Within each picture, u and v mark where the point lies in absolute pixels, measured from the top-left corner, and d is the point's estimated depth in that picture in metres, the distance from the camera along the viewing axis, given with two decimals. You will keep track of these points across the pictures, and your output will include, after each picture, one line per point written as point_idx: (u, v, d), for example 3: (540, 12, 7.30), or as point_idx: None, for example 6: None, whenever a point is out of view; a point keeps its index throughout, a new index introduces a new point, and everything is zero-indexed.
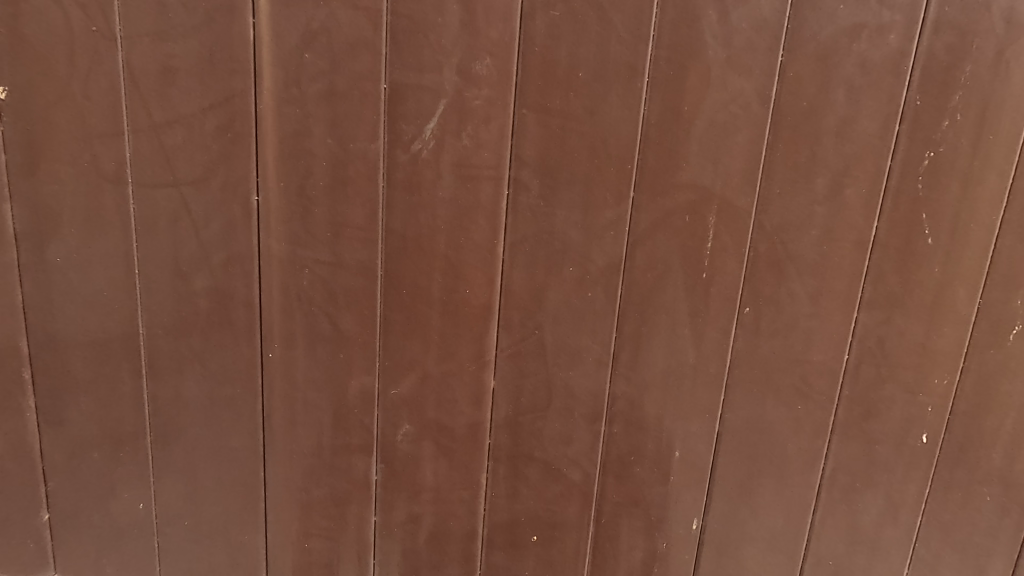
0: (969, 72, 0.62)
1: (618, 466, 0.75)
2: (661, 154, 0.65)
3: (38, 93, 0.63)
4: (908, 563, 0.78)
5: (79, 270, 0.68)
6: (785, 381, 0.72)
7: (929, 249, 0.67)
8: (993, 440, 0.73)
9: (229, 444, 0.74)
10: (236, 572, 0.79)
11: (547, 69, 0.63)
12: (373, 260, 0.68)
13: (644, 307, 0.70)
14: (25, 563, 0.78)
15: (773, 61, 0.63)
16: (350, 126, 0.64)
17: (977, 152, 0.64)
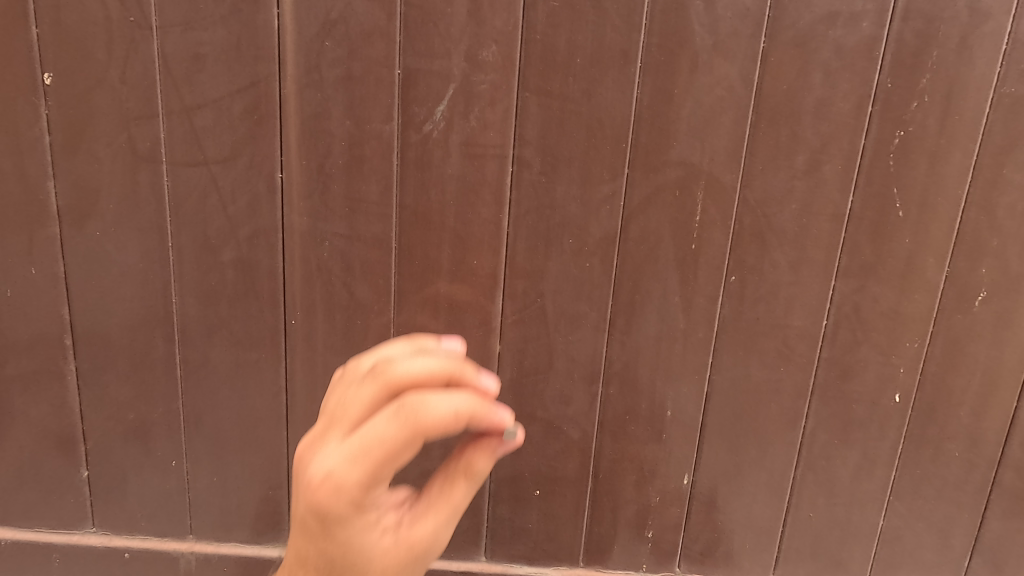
0: (936, 56, 0.68)
1: (614, 425, 0.81)
2: (653, 133, 0.71)
3: (78, 79, 0.69)
4: (883, 514, 0.84)
5: (115, 243, 0.74)
6: (769, 345, 0.78)
7: (901, 220, 0.73)
8: (961, 399, 0.79)
9: (254, 405, 0.80)
10: (260, 525, 0.85)
11: (548, 55, 0.68)
12: (387, 233, 0.74)
13: (638, 276, 0.75)
14: (65, 516, 0.84)
15: (756, 47, 0.68)
16: (366, 108, 0.70)
17: (944, 130, 0.70)
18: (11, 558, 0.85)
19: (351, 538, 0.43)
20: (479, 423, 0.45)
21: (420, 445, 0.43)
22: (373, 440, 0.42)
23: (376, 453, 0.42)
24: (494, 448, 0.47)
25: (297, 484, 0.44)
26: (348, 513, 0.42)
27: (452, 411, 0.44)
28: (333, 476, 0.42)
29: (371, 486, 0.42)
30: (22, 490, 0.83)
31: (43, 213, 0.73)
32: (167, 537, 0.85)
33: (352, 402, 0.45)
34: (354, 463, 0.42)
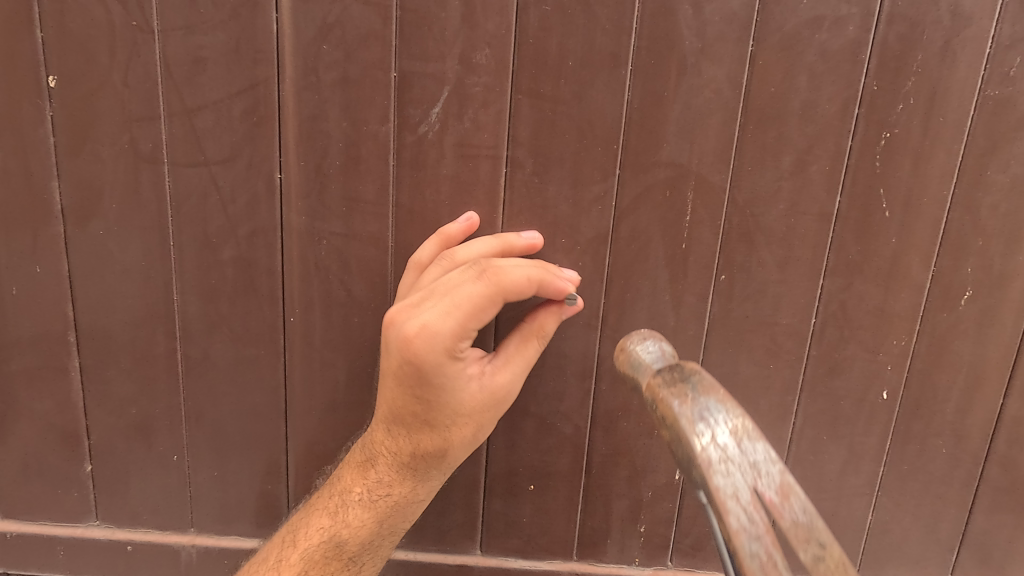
0: (920, 59, 0.69)
1: (606, 420, 0.83)
2: (643, 135, 0.72)
3: (82, 81, 0.71)
4: (871, 509, 0.86)
5: (118, 241, 0.76)
6: (757, 342, 0.79)
7: (886, 220, 0.74)
8: (946, 395, 0.81)
9: (253, 400, 0.82)
10: (259, 518, 0.87)
11: (540, 58, 0.70)
12: (383, 232, 0.75)
13: (629, 274, 0.77)
14: (69, 509, 0.86)
15: (743, 50, 0.70)
16: (362, 110, 0.72)
17: (928, 132, 0.71)
18: (16, 550, 0.87)
19: (445, 372, 0.62)
20: (548, 286, 0.67)
21: (501, 301, 0.63)
22: (466, 299, 0.61)
23: (467, 308, 0.61)
24: (558, 311, 0.70)
25: (398, 333, 0.61)
26: (443, 350, 0.61)
27: (526, 277, 0.65)
28: (431, 326, 0.60)
29: (459, 332, 0.61)
30: (27, 483, 0.85)
31: (48, 212, 0.75)
32: (168, 529, 0.87)
33: (450, 279, 0.65)
34: (451, 316, 0.61)
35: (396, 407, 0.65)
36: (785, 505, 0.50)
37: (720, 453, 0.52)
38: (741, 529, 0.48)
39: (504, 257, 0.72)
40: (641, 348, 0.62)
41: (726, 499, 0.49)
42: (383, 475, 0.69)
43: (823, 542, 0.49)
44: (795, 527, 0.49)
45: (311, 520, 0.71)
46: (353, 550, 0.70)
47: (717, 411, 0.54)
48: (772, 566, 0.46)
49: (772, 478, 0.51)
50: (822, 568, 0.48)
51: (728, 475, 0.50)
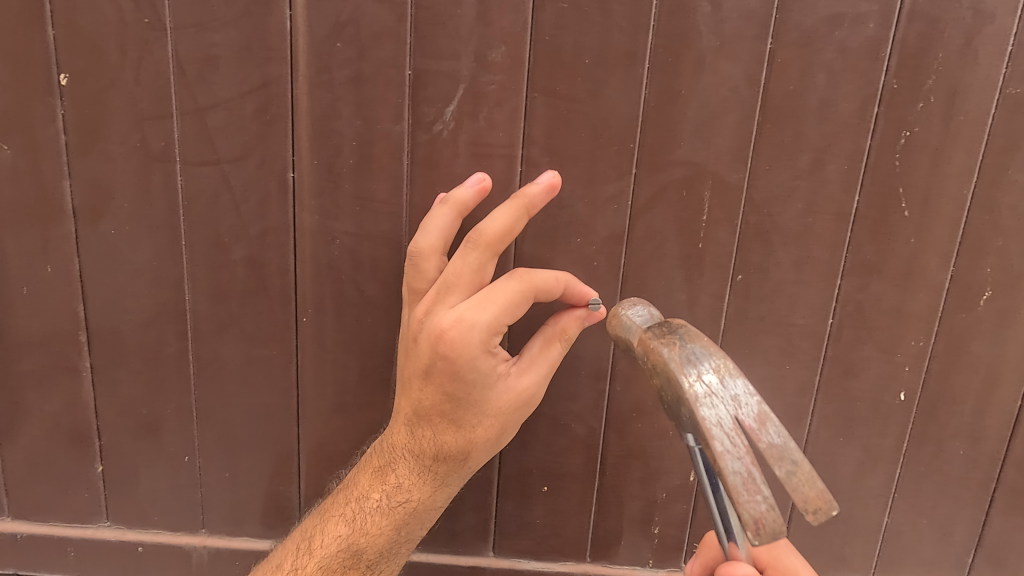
0: (940, 57, 0.68)
1: (619, 421, 0.82)
2: (659, 133, 0.71)
3: (93, 79, 0.70)
4: (886, 511, 0.85)
5: (129, 240, 0.75)
6: (773, 343, 0.79)
7: (904, 220, 0.74)
8: (963, 397, 0.80)
9: (264, 401, 0.81)
10: (270, 519, 0.86)
11: (555, 56, 0.69)
12: (396, 231, 0.75)
13: (644, 274, 0.76)
14: (80, 510, 0.86)
15: (761, 48, 0.69)
16: (376, 108, 0.71)
17: (947, 131, 0.71)
18: (26, 551, 0.87)
19: (479, 367, 0.62)
20: (574, 288, 0.68)
21: (530, 300, 0.64)
22: (501, 294, 0.62)
23: (503, 303, 0.62)
24: (584, 317, 0.69)
25: (431, 325, 0.62)
26: (477, 342, 0.61)
27: (553, 277, 0.66)
28: (464, 318, 0.61)
29: (494, 325, 0.61)
30: (37, 484, 0.85)
31: (58, 211, 0.74)
32: (179, 530, 0.87)
33: (461, 266, 0.64)
34: (486, 308, 0.61)
35: (423, 407, 0.65)
36: (763, 429, 0.52)
37: (705, 388, 0.53)
38: (723, 453, 0.50)
39: (457, 219, 0.67)
40: (630, 310, 0.62)
41: (711, 429, 0.51)
42: (403, 479, 0.69)
43: (796, 460, 0.50)
44: (772, 448, 0.51)
45: (327, 526, 0.71)
46: (369, 558, 0.70)
47: (699, 349, 0.55)
48: (752, 484, 0.49)
49: (753, 406, 0.52)
50: (797, 485, 0.50)
51: (712, 406, 0.52)
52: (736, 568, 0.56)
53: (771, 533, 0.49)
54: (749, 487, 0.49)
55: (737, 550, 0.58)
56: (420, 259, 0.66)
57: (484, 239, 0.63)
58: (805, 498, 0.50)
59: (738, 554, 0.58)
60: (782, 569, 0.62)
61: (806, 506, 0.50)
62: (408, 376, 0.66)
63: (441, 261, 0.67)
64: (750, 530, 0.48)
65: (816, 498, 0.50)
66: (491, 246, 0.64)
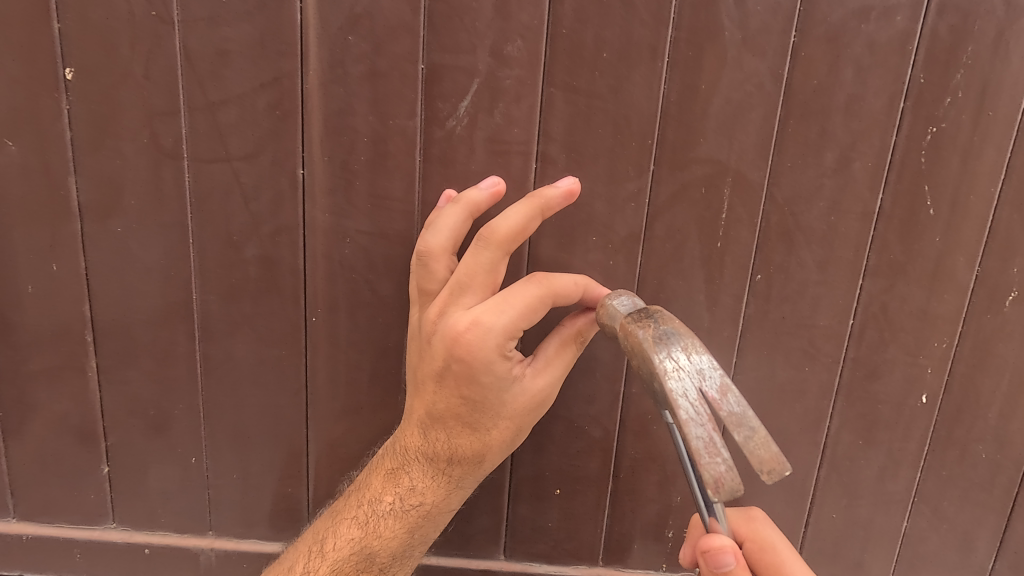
0: (971, 52, 0.66)
1: (636, 424, 0.81)
2: (680, 130, 0.70)
3: (102, 74, 0.69)
4: (907, 515, 0.83)
5: (138, 239, 0.74)
6: (794, 344, 0.77)
7: (931, 219, 0.72)
8: (989, 400, 0.78)
9: (275, 402, 0.80)
10: (280, 521, 0.85)
11: (574, 51, 0.68)
12: (410, 229, 0.73)
13: (663, 274, 0.75)
14: (87, 512, 0.85)
15: (786, 42, 0.67)
16: (390, 104, 0.69)
17: (977, 128, 0.69)
18: (34, 552, 0.86)
19: (495, 371, 0.60)
20: (591, 292, 0.66)
21: (549, 304, 0.62)
22: (519, 298, 0.60)
23: (521, 307, 0.60)
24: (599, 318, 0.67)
25: (446, 328, 0.60)
26: (493, 346, 0.59)
27: (572, 282, 0.64)
28: (480, 321, 0.59)
29: (510, 329, 0.59)
30: (45, 485, 0.83)
31: (66, 208, 0.73)
32: (187, 533, 0.86)
33: (472, 266, 0.61)
34: (504, 312, 0.59)
35: (437, 409, 0.64)
36: (725, 399, 0.51)
37: (672, 361, 0.52)
38: (687, 420, 0.49)
39: (470, 219, 0.65)
40: (616, 300, 0.58)
41: (675, 397, 0.50)
42: (417, 482, 0.68)
43: (755, 426, 0.49)
44: (731, 416, 0.50)
45: (339, 529, 0.70)
46: (383, 560, 0.69)
47: (668, 325, 0.54)
48: (712, 447, 0.48)
49: (716, 377, 0.51)
50: (754, 448, 0.49)
51: (678, 379, 0.51)
52: (714, 539, 0.54)
53: (729, 493, 0.48)
54: (710, 451, 0.48)
55: (718, 525, 0.55)
56: (429, 260, 0.64)
57: (496, 237, 0.61)
58: (760, 460, 0.49)
59: (718, 528, 0.55)
60: (761, 542, 0.60)
61: (761, 468, 0.48)
62: (421, 377, 0.64)
63: (450, 261, 0.65)
64: (710, 490, 0.47)
65: (771, 460, 0.49)
66: (504, 244, 0.61)
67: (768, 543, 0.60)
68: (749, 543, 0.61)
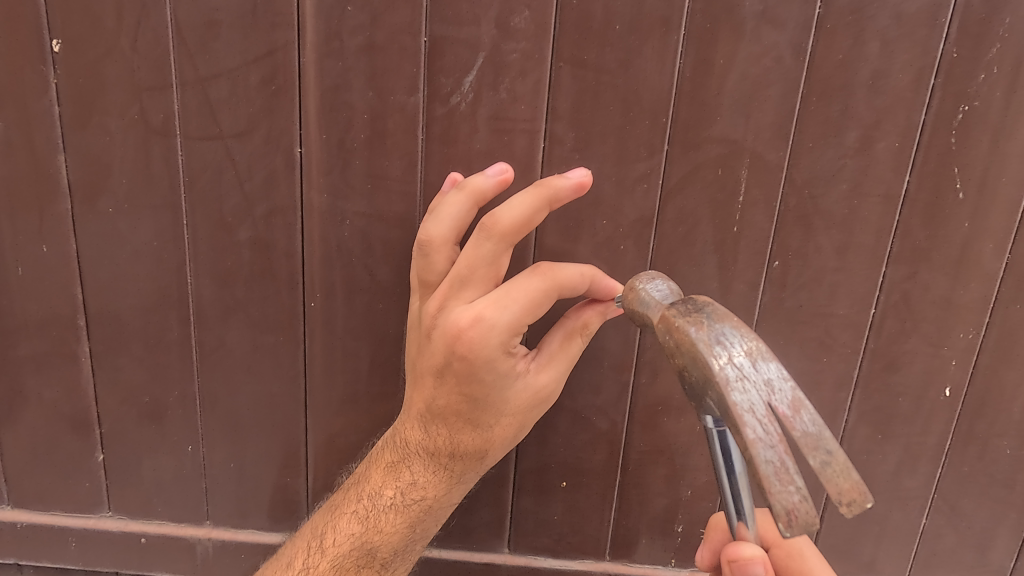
0: (1006, 24, 0.62)
1: (644, 416, 0.78)
2: (694, 107, 0.66)
3: (88, 46, 0.66)
4: (923, 513, 0.80)
5: (128, 220, 0.71)
6: (810, 334, 0.74)
7: (958, 203, 0.68)
8: (1014, 393, 0.74)
9: (271, 390, 0.77)
10: (276, 511, 0.83)
11: (583, 22, 0.64)
12: (410, 211, 0.70)
13: (673, 260, 0.71)
14: (80, 501, 0.83)
15: (809, 12, 0.63)
16: (389, 79, 0.66)
17: (1010, 105, 0.65)
18: (27, 541, 0.84)
19: (498, 368, 0.58)
20: (598, 283, 0.62)
21: (554, 297, 0.59)
22: (523, 291, 0.57)
23: (524, 302, 0.57)
24: (605, 310, 0.64)
25: (447, 323, 0.57)
26: (497, 342, 0.56)
27: (578, 273, 0.61)
28: (483, 317, 0.56)
29: (514, 325, 0.57)
30: (37, 472, 0.82)
31: (53, 188, 0.70)
32: (183, 522, 0.84)
33: (473, 259, 0.58)
34: (506, 307, 0.56)
35: (437, 405, 0.61)
36: (796, 417, 0.45)
37: (737, 371, 0.46)
38: (755, 440, 0.44)
39: (476, 209, 0.62)
40: (649, 285, 0.54)
41: (741, 413, 0.44)
42: (417, 477, 0.65)
43: (832, 449, 0.44)
44: (806, 438, 0.44)
45: (338, 523, 0.67)
46: (384, 556, 0.67)
47: (729, 329, 0.48)
48: (786, 475, 0.43)
49: (786, 391, 0.46)
50: (831, 476, 0.43)
51: (743, 391, 0.45)
52: (744, 549, 0.51)
53: (802, 527, 0.42)
54: (780, 477, 0.43)
55: (746, 531, 0.52)
56: (429, 250, 0.61)
57: (498, 229, 0.57)
58: (839, 490, 0.43)
59: (746, 535, 0.52)
60: (788, 549, 0.57)
61: (839, 499, 0.43)
62: (420, 372, 0.61)
63: (451, 252, 0.62)
64: (782, 523, 0.42)
65: (850, 490, 0.43)
66: (506, 236, 0.58)
67: (796, 551, 0.57)
68: (775, 550, 0.58)
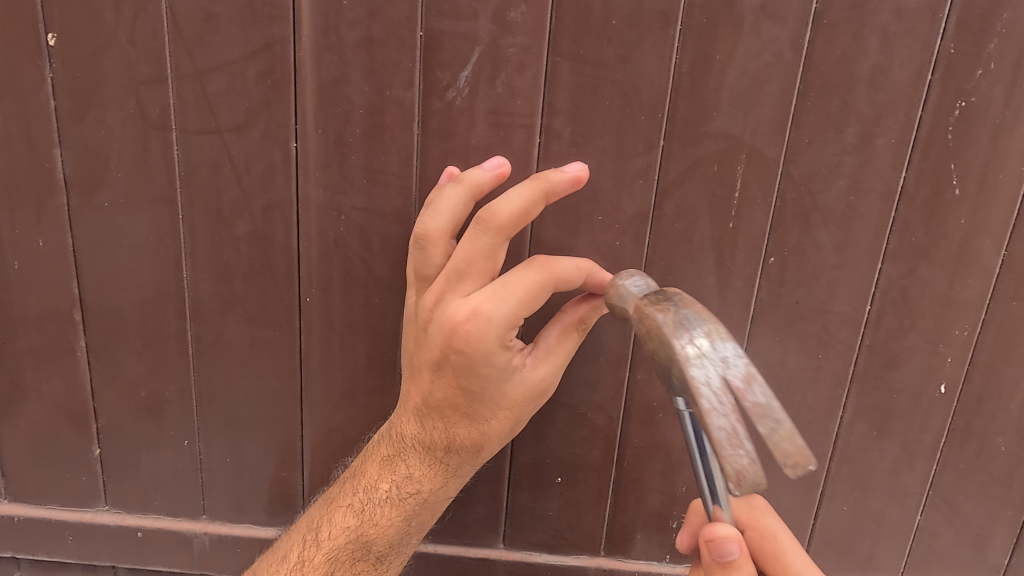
0: (1006, 19, 0.62)
1: (641, 412, 0.78)
2: (693, 102, 0.66)
3: (86, 39, 0.66)
4: (920, 510, 0.80)
5: (125, 214, 0.71)
6: (807, 331, 0.73)
7: (957, 199, 0.68)
8: (1012, 391, 0.74)
9: (268, 384, 0.77)
10: (273, 505, 0.83)
11: (581, 17, 0.64)
12: (407, 206, 0.70)
13: (671, 255, 0.71)
14: (78, 495, 0.83)
15: (808, 7, 0.63)
16: (387, 73, 0.66)
17: (1010, 102, 0.64)
18: (25, 534, 0.84)
19: (495, 362, 0.58)
20: (595, 276, 0.62)
21: (551, 291, 0.59)
22: (520, 285, 0.57)
23: (521, 295, 0.57)
24: (602, 305, 0.64)
25: (444, 317, 0.57)
26: (494, 336, 0.56)
27: (575, 266, 0.61)
28: (480, 311, 0.56)
29: (511, 319, 0.56)
30: (35, 465, 0.82)
31: (51, 181, 0.70)
32: (181, 516, 0.84)
33: (470, 252, 0.58)
34: (503, 300, 0.56)
35: (434, 399, 0.61)
36: (749, 389, 0.46)
37: (696, 349, 0.47)
38: (709, 410, 0.45)
39: (474, 203, 0.61)
40: (628, 281, 0.54)
41: (698, 387, 0.46)
42: (414, 471, 0.65)
43: (780, 418, 0.45)
44: (756, 407, 0.45)
45: (335, 516, 0.67)
46: (379, 549, 0.67)
47: (690, 312, 0.49)
48: (735, 439, 0.44)
49: (740, 366, 0.47)
50: (778, 441, 0.44)
51: (701, 366, 0.46)
52: (718, 528, 0.51)
53: (751, 487, 0.43)
54: (732, 442, 0.44)
55: (721, 512, 0.53)
56: (426, 244, 0.61)
57: (495, 222, 0.57)
58: (785, 454, 0.44)
59: (721, 516, 0.53)
60: (761, 530, 0.59)
61: (785, 462, 0.44)
62: (417, 365, 0.61)
63: (449, 246, 0.62)
64: (731, 483, 0.43)
65: (796, 454, 0.44)
66: (503, 229, 0.58)
67: (769, 532, 0.59)
68: (750, 531, 0.59)
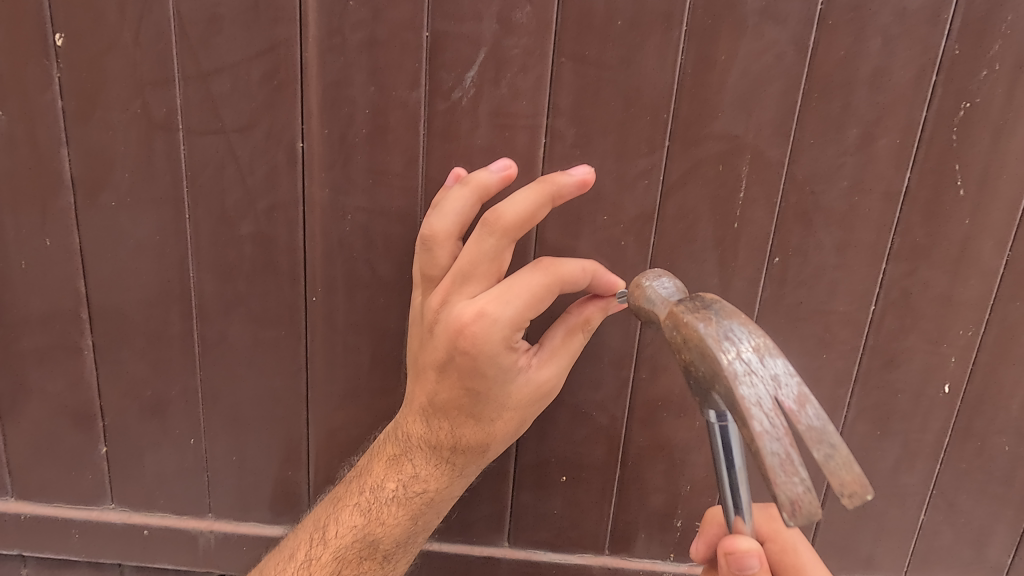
0: (1008, 21, 0.62)
1: (644, 411, 0.78)
2: (695, 103, 0.66)
3: (91, 41, 0.66)
4: (921, 509, 0.80)
5: (130, 215, 0.72)
6: (809, 331, 0.74)
7: (959, 200, 0.68)
8: (1013, 390, 0.75)
9: (272, 384, 0.78)
10: (278, 504, 0.83)
11: (585, 18, 0.64)
12: (411, 206, 0.70)
13: (673, 256, 0.71)
14: (84, 493, 0.83)
15: (811, 9, 0.63)
16: (390, 74, 0.66)
17: (1012, 103, 0.65)
18: (31, 532, 0.84)
19: (500, 363, 0.58)
20: (601, 277, 0.63)
21: (556, 292, 0.60)
22: (525, 287, 0.58)
23: (527, 297, 0.57)
24: (607, 305, 0.64)
25: (449, 318, 0.58)
26: (499, 338, 0.57)
27: (580, 267, 0.61)
28: (486, 312, 0.56)
29: (517, 320, 0.57)
30: (41, 464, 0.82)
31: (57, 181, 0.71)
32: (185, 515, 0.84)
33: (476, 253, 0.58)
34: (509, 302, 0.57)
35: (440, 399, 0.61)
36: (802, 411, 0.45)
37: (745, 366, 0.46)
38: (762, 433, 0.44)
39: (480, 204, 0.62)
40: (656, 282, 0.55)
41: (748, 406, 0.45)
42: (419, 470, 0.65)
43: (836, 443, 0.44)
44: (810, 431, 0.45)
45: (341, 515, 0.68)
46: (386, 548, 0.68)
47: (737, 325, 0.48)
48: (790, 465, 0.43)
49: (792, 386, 0.46)
50: (835, 468, 0.44)
51: (751, 385, 0.46)
52: (740, 542, 0.52)
53: (806, 518, 0.43)
54: (785, 469, 0.44)
55: (742, 525, 0.53)
56: (433, 245, 0.61)
57: (501, 224, 0.58)
58: (841, 483, 0.44)
59: (743, 528, 0.53)
60: (782, 544, 0.59)
61: (842, 491, 0.44)
62: (423, 365, 0.62)
63: (454, 247, 0.62)
64: (787, 512, 0.42)
65: (853, 483, 0.44)
66: (509, 231, 0.58)
67: (790, 545, 0.59)
68: (770, 544, 0.60)
